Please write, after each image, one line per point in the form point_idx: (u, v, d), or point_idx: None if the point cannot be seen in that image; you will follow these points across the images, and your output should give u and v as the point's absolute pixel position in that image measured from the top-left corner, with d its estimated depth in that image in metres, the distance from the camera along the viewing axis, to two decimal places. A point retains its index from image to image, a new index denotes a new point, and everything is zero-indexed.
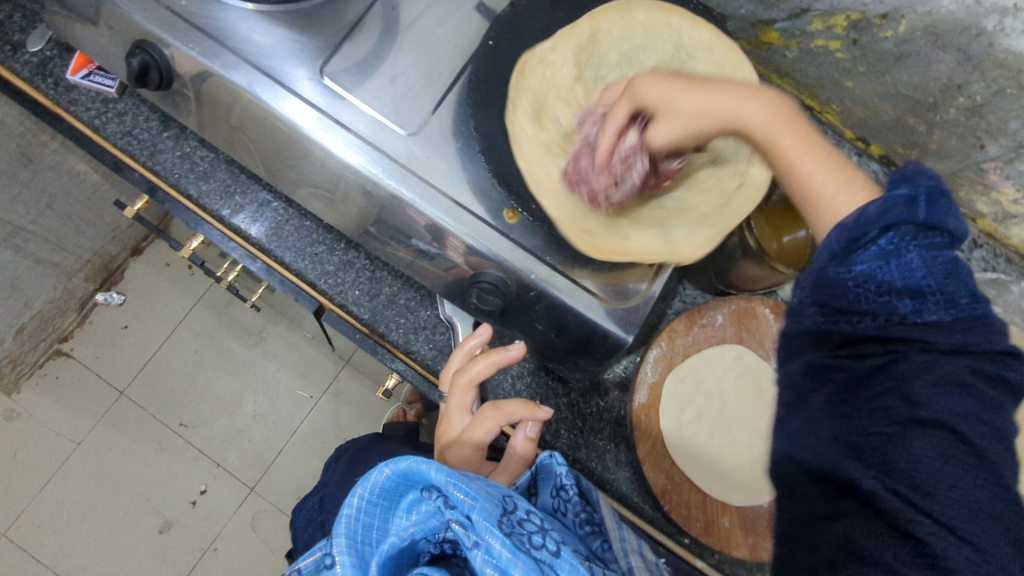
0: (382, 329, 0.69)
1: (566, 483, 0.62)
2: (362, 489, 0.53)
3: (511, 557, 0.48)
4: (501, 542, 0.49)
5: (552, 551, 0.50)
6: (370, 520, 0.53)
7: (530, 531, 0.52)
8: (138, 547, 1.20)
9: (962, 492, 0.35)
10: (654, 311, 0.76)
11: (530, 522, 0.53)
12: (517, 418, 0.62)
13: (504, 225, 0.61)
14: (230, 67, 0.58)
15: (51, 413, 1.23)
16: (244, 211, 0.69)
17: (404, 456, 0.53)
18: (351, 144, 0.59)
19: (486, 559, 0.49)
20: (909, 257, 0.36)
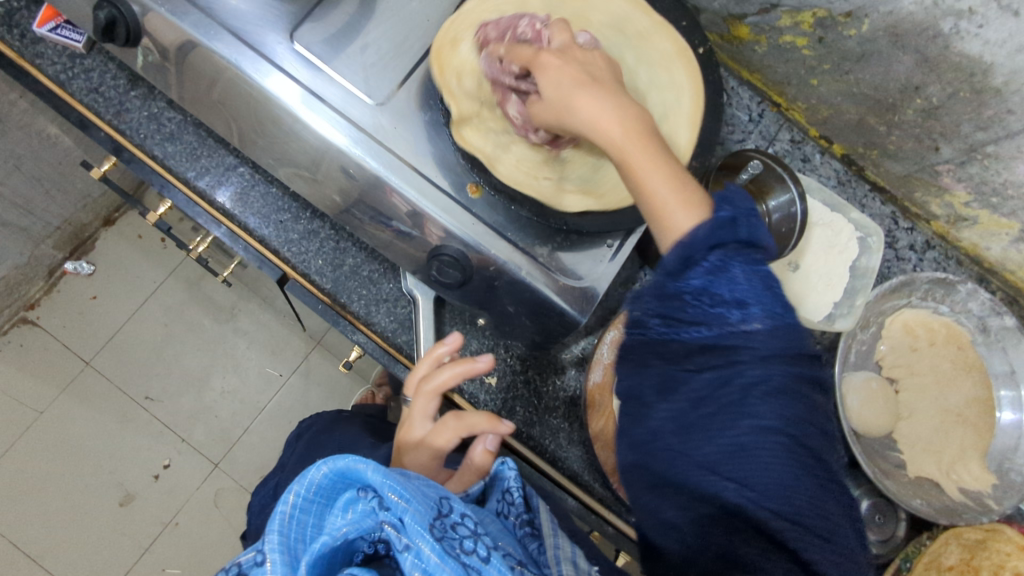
0: (343, 300, 0.70)
1: (507, 482, 0.59)
2: (297, 486, 0.51)
3: (443, 563, 0.46)
4: (433, 547, 0.47)
5: (483, 556, 0.48)
6: (304, 519, 0.51)
7: (466, 535, 0.50)
8: (97, 519, 1.19)
9: (799, 491, 0.41)
10: (613, 295, 0.77)
11: (464, 525, 0.50)
12: (479, 430, 0.65)
13: (467, 200, 0.62)
14: (209, 33, 0.58)
15: (15, 381, 1.22)
16: (210, 174, 0.70)
17: (343, 454, 0.51)
18: (324, 113, 0.59)
19: (416, 563, 0.48)
20: (733, 271, 0.42)
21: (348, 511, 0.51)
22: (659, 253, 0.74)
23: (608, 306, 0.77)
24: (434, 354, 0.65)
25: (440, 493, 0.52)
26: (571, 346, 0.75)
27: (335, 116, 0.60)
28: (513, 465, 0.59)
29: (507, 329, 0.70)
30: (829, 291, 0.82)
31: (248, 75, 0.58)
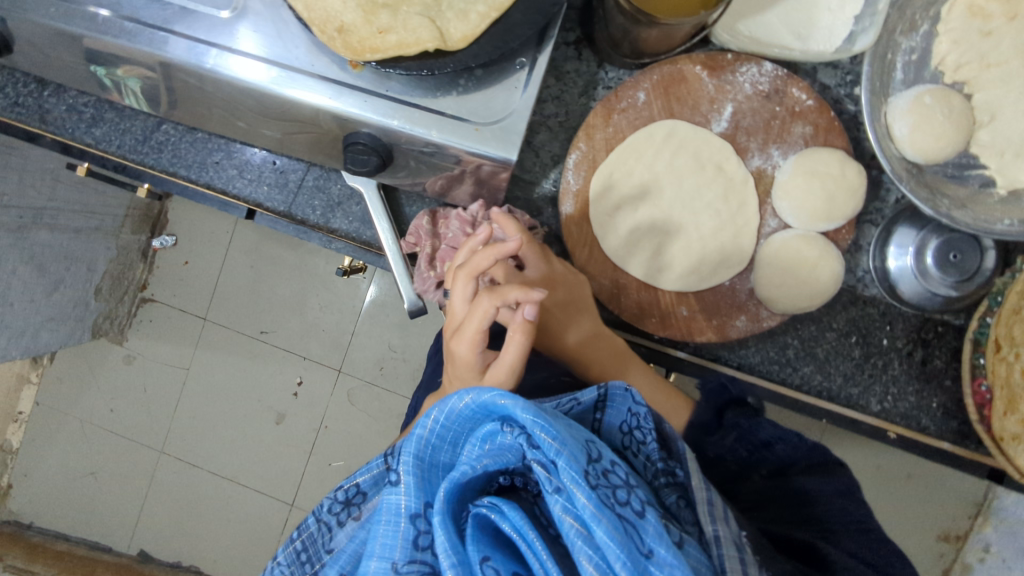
0: (299, 216, 0.69)
1: (644, 422, 0.49)
2: (439, 411, 0.45)
3: (598, 514, 0.38)
4: (585, 494, 0.39)
5: (637, 511, 0.40)
6: (439, 444, 0.46)
7: (613, 485, 0.41)
8: (264, 438, 1.41)
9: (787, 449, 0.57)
10: (577, 110, 0.68)
11: (616, 474, 0.42)
12: (511, 299, 0.53)
13: (348, 77, 0.56)
14: (165, 45, 0.54)
15: (160, 350, 1.42)
16: (138, 143, 0.69)
17: (486, 385, 0.43)
18: (294, 82, 0.56)
19: (566, 510, 0.40)
20: (741, 428, 0.58)
21: (487, 442, 0.45)
22: (609, 41, 0.63)
23: (574, 125, 0.68)
24: (470, 246, 0.59)
25: (586, 436, 0.44)
26: (543, 181, 0.68)
27: (184, 42, 0.55)
28: (647, 406, 0.48)
29: (458, 193, 0.65)
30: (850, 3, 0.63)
31: (93, 31, 0.54)
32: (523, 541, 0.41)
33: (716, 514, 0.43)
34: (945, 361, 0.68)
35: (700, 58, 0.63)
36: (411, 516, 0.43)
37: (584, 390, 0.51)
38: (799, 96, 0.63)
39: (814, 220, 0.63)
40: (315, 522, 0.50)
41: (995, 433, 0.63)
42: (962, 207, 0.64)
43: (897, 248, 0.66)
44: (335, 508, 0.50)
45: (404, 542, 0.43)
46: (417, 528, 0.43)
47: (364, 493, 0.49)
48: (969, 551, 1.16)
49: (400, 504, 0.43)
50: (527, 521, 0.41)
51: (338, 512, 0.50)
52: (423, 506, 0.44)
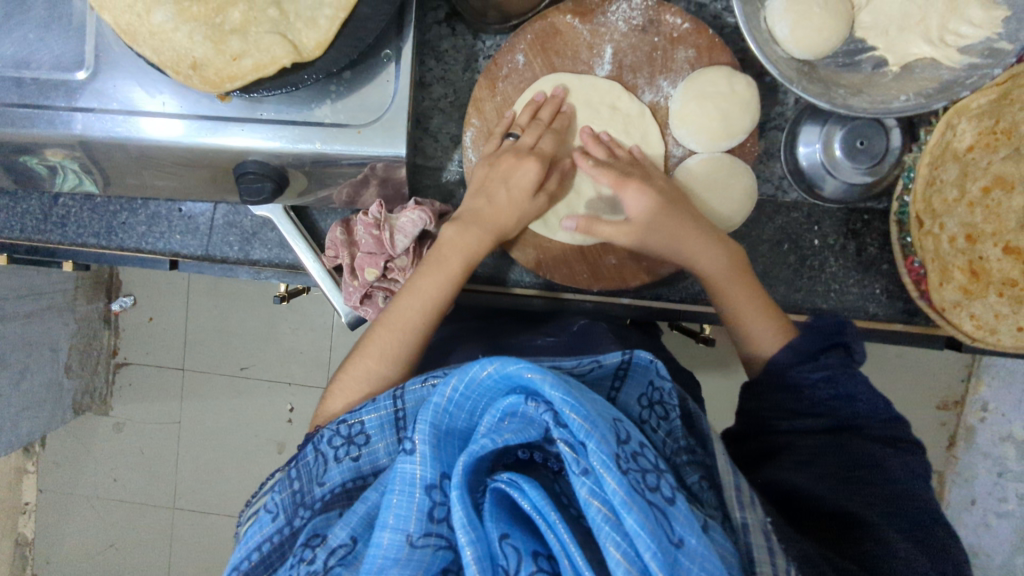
0: (218, 256, 0.69)
1: (669, 399, 0.48)
2: (459, 380, 0.44)
3: (627, 502, 0.38)
4: (615, 479, 0.38)
5: (666, 497, 0.39)
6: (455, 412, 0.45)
7: (642, 468, 0.40)
8: (270, 469, 1.42)
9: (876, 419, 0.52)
10: (465, 85, 0.67)
11: (645, 456, 0.41)
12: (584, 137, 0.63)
13: (218, 111, 0.56)
14: (49, 122, 0.55)
15: (148, 410, 1.43)
16: (41, 222, 0.69)
17: (514, 359, 0.42)
18: (177, 127, 0.55)
19: (593, 493, 0.39)
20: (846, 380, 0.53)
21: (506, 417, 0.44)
22: (474, 11, 0.62)
23: (466, 101, 0.67)
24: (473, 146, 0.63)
25: (613, 415, 0.42)
26: (448, 166, 0.68)
27: (53, 113, 0.55)
28: (674, 383, 0.48)
29: (367, 196, 0.65)
30: None
31: None
32: (541, 520, 0.41)
33: (744, 499, 0.45)
34: (877, 247, 0.69)
35: (568, 6, 0.62)
36: (427, 487, 0.42)
37: (607, 353, 0.48)
38: (674, 20, 0.62)
39: (716, 141, 0.63)
40: (313, 454, 0.50)
41: (936, 305, 0.64)
42: (857, 93, 0.64)
43: (806, 147, 0.66)
44: (335, 441, 0.50)
45: (419, 514, 0.42)
46: (432, 500, 0.42)
47: (367, 430, 0.50)
48: (970, 412, 1.16)
49: (416, 474, 0.42)
50: (546, 500, 0.41)
51: (337, 446, 0.50)
52: (438, 477, 0.43)
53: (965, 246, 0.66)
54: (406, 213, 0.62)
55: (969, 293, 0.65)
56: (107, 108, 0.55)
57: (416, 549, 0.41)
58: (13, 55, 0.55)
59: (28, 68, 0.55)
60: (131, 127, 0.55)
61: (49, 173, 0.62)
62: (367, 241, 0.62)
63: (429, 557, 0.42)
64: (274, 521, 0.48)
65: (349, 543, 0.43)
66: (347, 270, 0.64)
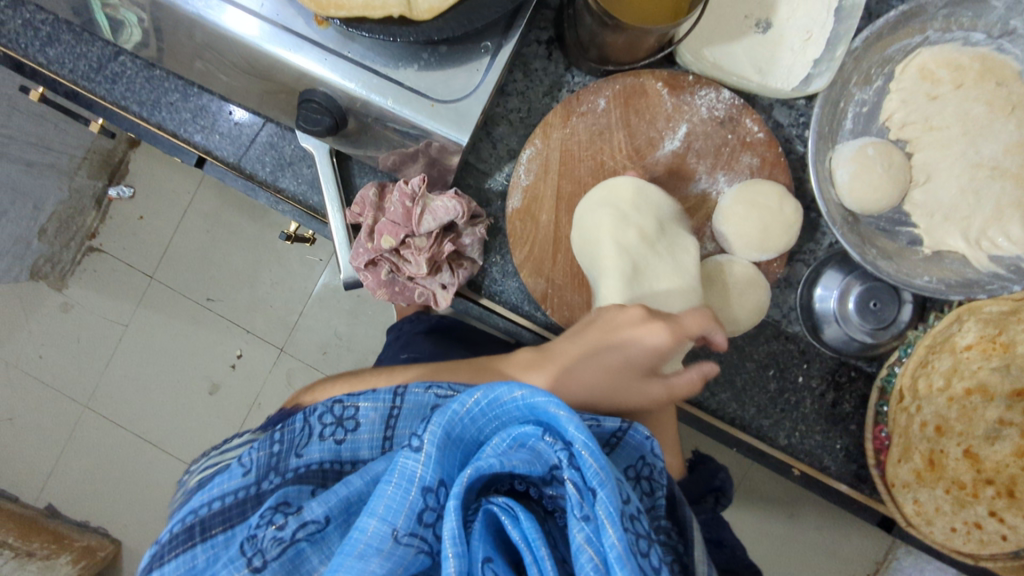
0: (248, 170, 0.69)
1: (656, 476, 0.51)
2: (484, 395, 0.46)
3: (621, 557, 0.40)
4: (616, 535, 0.40)
5: (651, 565, 0.42)
6: (468, 423, 0.47)
7: (637, 532, 0.43)
8: (194, 405, 1.38)
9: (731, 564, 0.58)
10: (540, 109, 0.69)
11: (640, 521, 0.44)
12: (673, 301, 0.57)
13: (311, 32, 0.57)
14: None
15: (99, 302, 1.38)
16: (94, 71, 0.68)
17: (546, 391, 0.44)
18: (267, 32, 0.56)
19: (588, 540, 0.41)
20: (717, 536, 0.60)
21: (516, 443, 0.46)
22: (577, 44, 0.65)
23: (535, 123, 0.69)
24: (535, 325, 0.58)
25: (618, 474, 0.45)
26: (495, 174, 0.69)
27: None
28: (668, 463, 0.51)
29: (411, 170, 0.66)
30: (809, 49, 0.66)
31: None
32: (528, 552, 0.43)
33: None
34: (853, 406, 0.69)
35: (663, 76, 0.65)
36: (424, 488, 0.43)
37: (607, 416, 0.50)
38: (751, 127, 0.65)
39: (748, 249, 0.65)
40: (301, 422, 0.51)
41: (888, 479, 0.64)
42: (888, 258, 0.66)
43: (823, 289, 0.67)
44: (326, 418, 0.50)
45: (409, 512, 0.43)
46: (425, 502, 0.44)
47: (358, 417, 0.50)
48: None
49: (416, 472, 0.43)
50: (537, 534, 0.43)
51: (325, 424, 0.50)
52: (437, 481, 0.44)
53: (932, 434, 0.67)
54: (446, 199, 0.62)
55: (920, 478, 0.66)
56: None
57: (399, 545, 0.42)
58: None
59: None
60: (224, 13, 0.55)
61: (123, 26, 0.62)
62: (397, 213, 0.62)
63: (409, 556, 0.43)
64: (245, 477, 0.48)
65: (320, 521, 0.44)
66: (364, 228, 0.64)
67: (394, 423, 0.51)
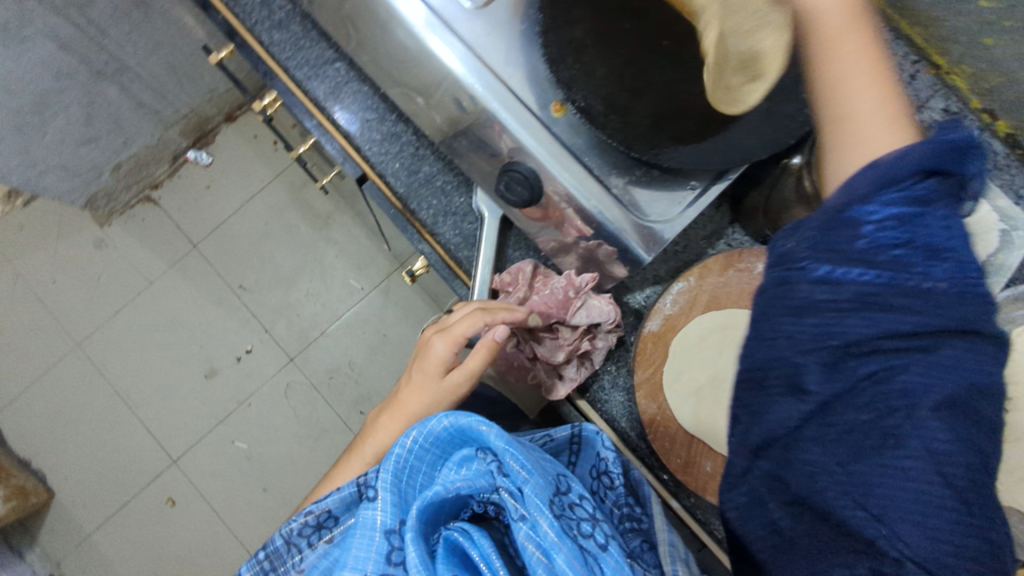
0: (412, 206, 0.70)
1: (611, 468, 0.56)
2: (419, 431, 0.51)
3: (557, 541, 0.42)
4: (548, 522, 0.43)
5: (598, 544, 0.43)
6: (416, 468, 0.51)
7: (577, 518, 0.45)
8: (185, 385, 1.31)
9: None
10: (693, 248, 0.72)
11: (581, 508, 0.47)
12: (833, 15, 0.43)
13: (542, 114, 0.59)
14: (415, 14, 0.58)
15: (134, 250, 1.34)
16: (308, 67, 0.71)
17: (468, 412, 0.50)
18: (503, 98, 0.58)
19: (529, 537, 0.43)
20: None
21: (461, 468, 0.50)
22: (755, 208, 0.68)
23: (685, 259, 0.72)
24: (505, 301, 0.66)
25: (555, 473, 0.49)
26: (636, 292, 0.71)
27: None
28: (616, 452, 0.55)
29: (567, 261, 0.68)
30: None
31: None
32: (489, 571, 0.44)
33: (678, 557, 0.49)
34: None
35: None
36: (386, 532, 0.47)
37: (559, 429, 0.59)
38: None
39: None
40: (285, 542, 0.53)
41: None
42: None
43: None
44: (304, 531, 0.52)
45: (378, 556, 0.46)
46: (392, 544, 0.47)
47: (332, 514, 0.53)
48: None
49: (376, 519, 0.47)
50: (492, 547, 0.45)
51: (308, 535, 0.53)
52: (399, 523, 0.47)
53: None
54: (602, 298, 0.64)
55: None
56: (465, 41, 0.58)
57: None
58: None
59: None
60: (474, 72, 0.58)
61: (358, 42, 0.65)
62: (551, 296, 0.64)
63: None
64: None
65: None
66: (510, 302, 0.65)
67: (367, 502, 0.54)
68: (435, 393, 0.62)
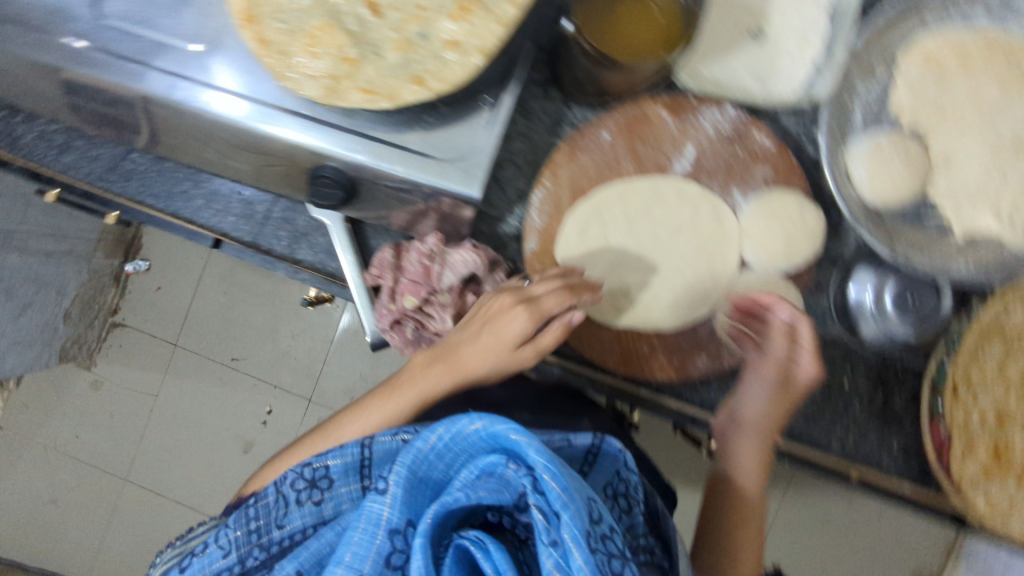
0: (264, 248, 0.69)
1: (631, 491, 0.59)
2: (445, 428, 0.50)
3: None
4: (582, 556, 0.43)
5: None
6: (434, 460, 0.51)
7: (608, 552, 0.46)
8: (232, 467, 1.37)
9: None
10: (544, 148, 0.69)
11: (613, 541, 0.47)
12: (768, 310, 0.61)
13: (314, 111, 0.56)
14: (150, 80, 0.55)
15: (126, 375, 1.40)
16: (108, 171, 0.70)
17: (503, 418, 0.48)
18: (273, 116, 0.56)
19: (557, 565, 0.44)
20: None
21: (483, 474, 0.49)
22: (574, 81, 0.65)
23: (540, 162, 0.69)
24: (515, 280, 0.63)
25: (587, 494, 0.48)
26: (508, 218, 0.68)
27: (93, 56, 0.55)
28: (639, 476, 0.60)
29: (423, 226, 0.65)
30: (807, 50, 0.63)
31: (66, 61, 0.55)
32: None
33: None
34: (904, 404, 0.71)
35: (664, 100, 0.65)
36: (390, 530, 0.47)
37: (579, 435, 0.59)
38: (759, 138, 0.64)
39: (775, 260, 0.63)
40: (275, 494, 0.55)
41: (954, 475, 0.67)
42: (918, 252, 0.66)
43: (857, 286, 0.69)
44: (298, 484, 0.55)
45: (376, 555, 0.47)
46: (393, 544, 0.47)
47: (329, 475, 0.55)
48: None
49: (382, 515, 0.47)
50: (507, 565, 0.45)
51: (300, 489, 0.55)
52: (403, 523, 0.48)
53: (995, 426, 0.66)
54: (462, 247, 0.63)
55: (989, 474, 0.66)
56: (209, 82, 0.56)
57: None
58: (131, 21, 0.56)
59: (152, 31, 0.56)
60: (232, 107, 0.55)
61: (126, 130, 0.64)
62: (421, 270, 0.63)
63: None
64: (228, 556, 0.54)
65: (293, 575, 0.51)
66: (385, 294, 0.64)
67: (368, 472, 0.56)
68: (501, 362, 0.60)
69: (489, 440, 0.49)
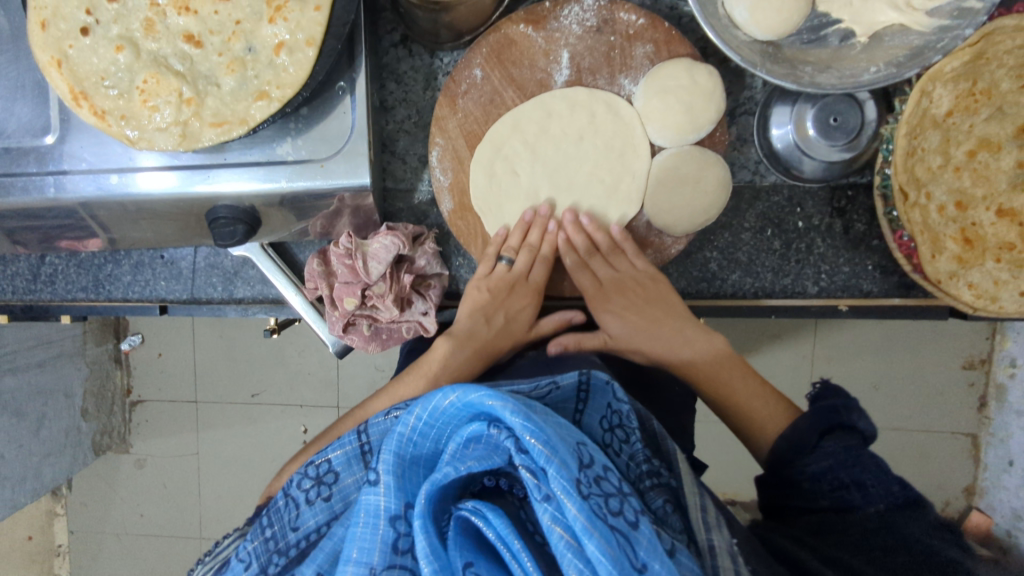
0: (203, 298, 0.70)
1: (626, 420, 0.55)
2: (422, 408, 0.47)
3: (588, 527, 0.40)
4: (576, 505, 0.41)
5: (630, 522, 0.43)
6: (421, 439, 0.48)
7: (606, 493, 0.44)
8: None
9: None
10: (427, 106, 0.67)
11: (608, 481, 0.45)
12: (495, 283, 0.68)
13: (183, 160, 0.57)
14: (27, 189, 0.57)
15: (164, 444, 1.45)
16: (34, 283, 0.71)
17: (476, 386, 0.46)
18: (147, 180, 0.57)
19: (556, 518, 0.42)
20: None
21: (472, 443, 0.47)
22: (426, 31, 0.63)
23: (429, 120, 0.68)
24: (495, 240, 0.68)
25: (575, 441, 0.46)
26: (419, 185, 0.69)
27: None
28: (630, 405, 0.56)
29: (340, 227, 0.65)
30: None
31: None
32: (506, 548, 0.44)
33: (706, 507, 0.51)
34: (864, 221, 0.70)
35: (520, 15, 0.62)
36: (391, 517, 0.45)
37: (564, 376, 0.57)
38: (627, 18, 0.61)
39: (682, 135, 0.62)
40: (285, 496, 0.53)
41: (933, 276, 0.63)
42: (825, 68, 0.62)
43: (780, 128, 0.66)
44: (304, 483, 0.53)
45: (383, 545, 0.44)
46: (397, 529, 0.45)
47: (334, 468, 0.53)
48: (998, 370, 1.09)
49: (380, 505, 0.45)
50: (509, 529, 0.44)
51: (308, 488, 0.53)
52: (402, 507, 0.46)
53: (956, 212, 0.68)
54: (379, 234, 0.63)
55: (963, 262, 0.65)
56: (77, 169, 0.57)
57: None
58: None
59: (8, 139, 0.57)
60: (108, 185, 0.57)
61: (27, 238, 0.65)
62: (346, 270, 0.63)
63: None
64: (248, 567, 0.50)
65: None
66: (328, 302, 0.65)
67: (370, 457, 0.53)
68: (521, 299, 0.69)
69: (468, 409, 0.47)
